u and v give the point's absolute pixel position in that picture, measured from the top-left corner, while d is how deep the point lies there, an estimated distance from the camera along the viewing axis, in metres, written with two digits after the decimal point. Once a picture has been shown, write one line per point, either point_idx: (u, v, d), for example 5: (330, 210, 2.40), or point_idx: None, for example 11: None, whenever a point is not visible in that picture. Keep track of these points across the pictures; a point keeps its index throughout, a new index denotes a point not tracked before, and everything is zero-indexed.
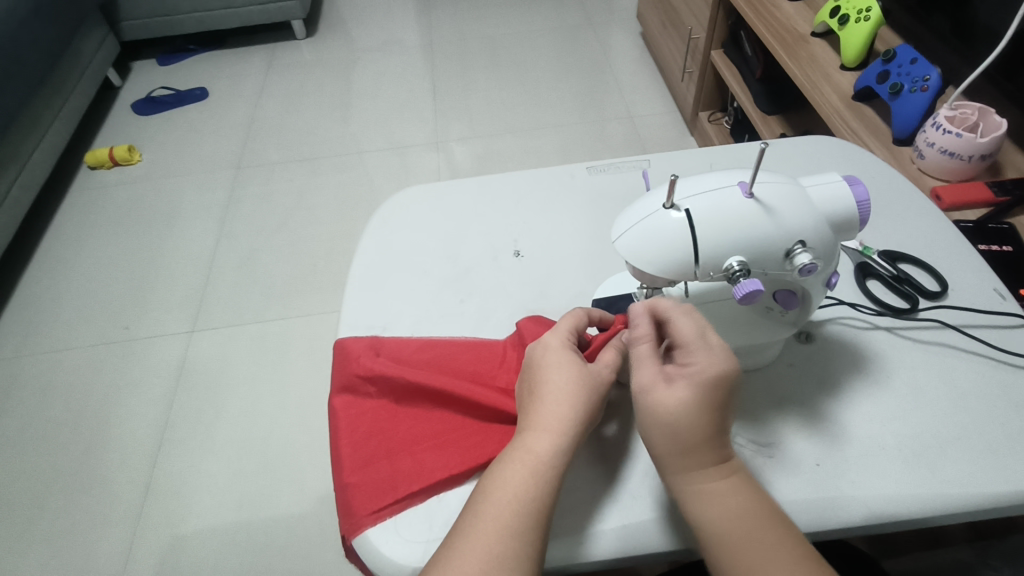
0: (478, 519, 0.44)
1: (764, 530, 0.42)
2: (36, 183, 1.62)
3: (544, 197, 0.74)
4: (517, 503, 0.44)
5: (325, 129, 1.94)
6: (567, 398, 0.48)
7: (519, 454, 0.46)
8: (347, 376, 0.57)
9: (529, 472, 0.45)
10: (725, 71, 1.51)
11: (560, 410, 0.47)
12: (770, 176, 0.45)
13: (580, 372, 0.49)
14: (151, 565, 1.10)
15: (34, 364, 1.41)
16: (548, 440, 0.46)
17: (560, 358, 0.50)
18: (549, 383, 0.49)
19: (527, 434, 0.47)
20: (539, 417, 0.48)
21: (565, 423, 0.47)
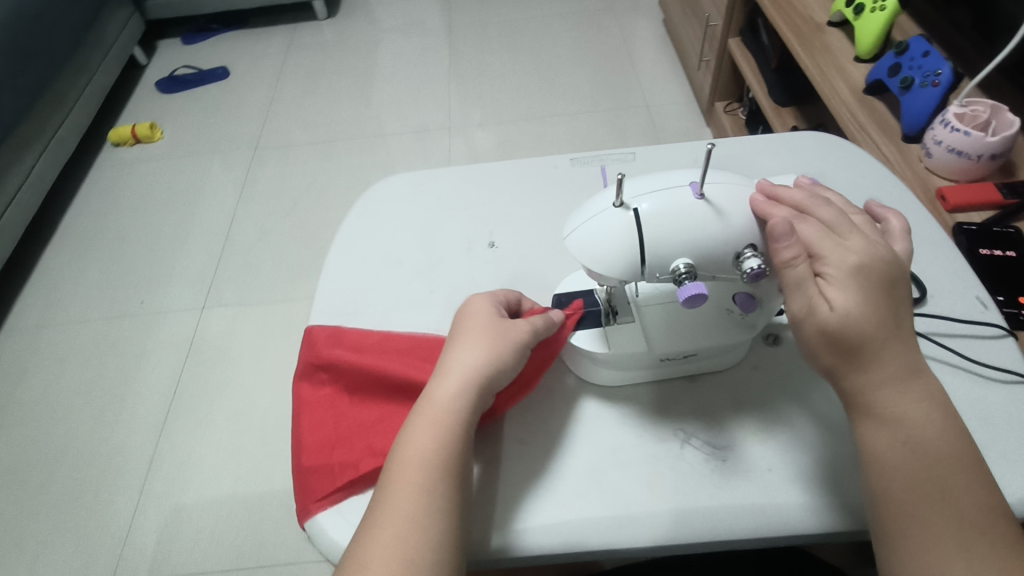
0: (393, 474, 0.45)
1: (942, 463, 0.40)
2: (60, 159, 1.67)
3: (524, 188, 0.73)
4: (423, 455, 0.45)
5: (341, 111, 1.95)
6: (472, 351, 0.49)
7: (425, 408, 0.47)
8: (309, 362, 0.59)
9: (434, 421, 0.46)
10: (741, 60, 1.48)
11: (467, 361, 0.49)
12: (723, 175, 0.45)
13: (494, 329, 0.51)
14: (153, 531, 1.15)
15: (54, 334, 1.47)
16: (449, 391, 0.47)
17: (475, 319, 0.52)
18: (456, 344, 0.50)
19: (434, 383, 0.49)
20: (443, 372, 0.49)
21: (470, 371, 0.48)
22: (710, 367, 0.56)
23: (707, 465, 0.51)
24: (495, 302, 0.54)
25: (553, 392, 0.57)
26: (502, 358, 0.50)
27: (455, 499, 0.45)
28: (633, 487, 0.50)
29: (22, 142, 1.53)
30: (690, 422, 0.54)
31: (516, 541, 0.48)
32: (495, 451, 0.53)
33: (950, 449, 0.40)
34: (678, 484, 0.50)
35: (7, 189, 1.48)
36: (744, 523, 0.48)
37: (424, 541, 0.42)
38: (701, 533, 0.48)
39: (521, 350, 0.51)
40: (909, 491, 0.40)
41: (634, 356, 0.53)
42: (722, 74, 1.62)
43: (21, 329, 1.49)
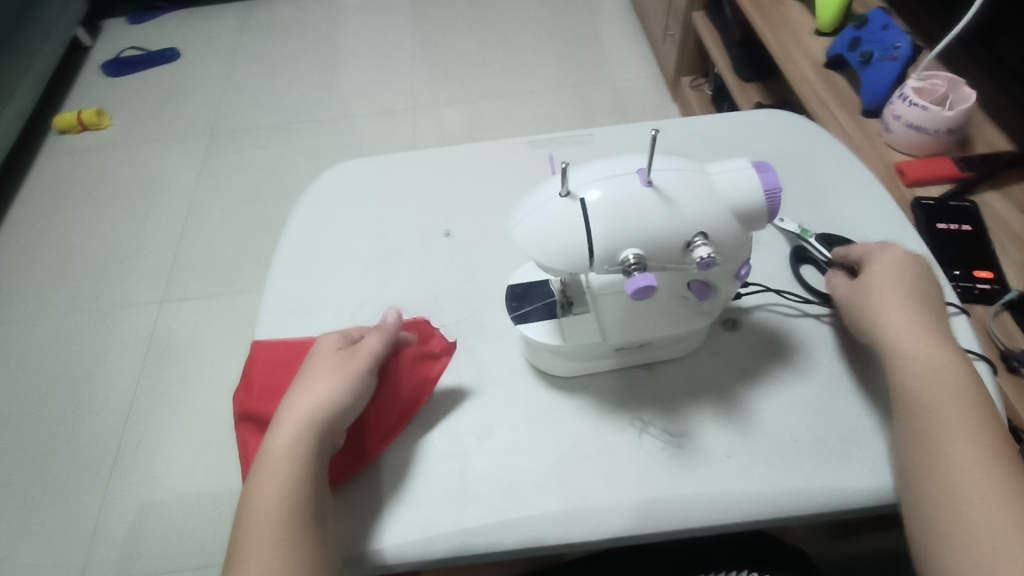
0: (247, 531, 0.43)
1: (997, 428, 0.44)
2: (3, 149, 1.59)
3: (480, 174, 0.71)
4: (271, 505, 0.43)
5: (303, 92, 1.89)
6: (318, 390, 0.49)
7: (266, 454, 0.46)
8: (255, 373, 0.56)
9: (277, 469, 0.45)
10: (707, 37, 1.46)
11: (312, 401, 0.48)
12: (671, 161, 0.43)
13: (339, 365, 0.50)
14: (119, 532, 1.12)
15: (6, 333, 1.41)
16: (291, 431, 0.46)
17: (322, 359, 0.51)
18: (304, 382, 0.50)
19: (275, 430, 0.47)
20: (288, 412, 0.48)
21: (314, 411, 0.47)
22: (667, 355, 0.56)
23: (666, 454, 0.51)
24: (347, 337, 0.54)
25: (515, 384, 0.56)
26: (348, 392, 0.49)
27: (316, 541, 0.43)
28: (589, 478, 0.50)
29: None
30: (648, 410, 0.54)
31: (474, 537, 0.48)
32: (455, 449, 0.53)
33: (993, 412, 0.45)
34: (636, 475, 0.50)
35: None
36: (703, 511, 0.48)
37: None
38: (660, 521, 0.48)
39: (370, 381, 0.51)
40: (978, 448, 0.42)
41: (588, 346, 0.52)
42: (687, 49, 1.60)
43: None
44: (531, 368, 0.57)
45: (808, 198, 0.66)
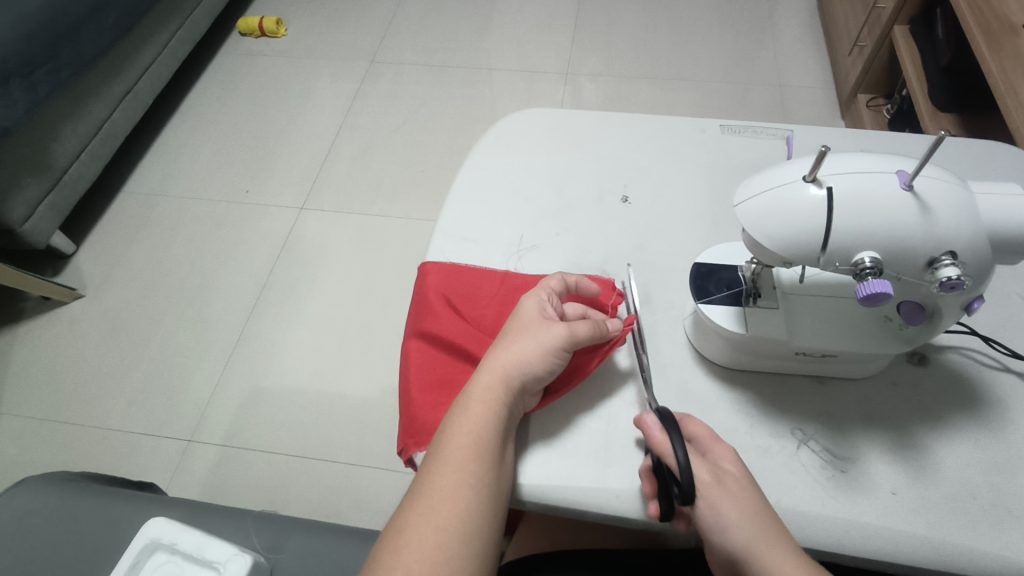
0: (439, 452, 0.47)
1: None
2: (192, 39, 1.72)
3: (667, 148, 0.69)
4: (461, 444, 0.47)
5: (460, 37, 1.90)
6: (518, 348, 0.51)
7: (467, 396, 0.49)
8: (432, 297, 0.60)
9: (475, 407, 0.49)
10: (905, 53, 1.34)
11: (510, 356, 0.51)
12: (936, 171, 0.40)
13: (539, 329, 0.52)
14: (231, 405, 1.23)
15: (167, 206, 1.56)
16: (490, 384, 0.50)
17: (524, 318, 0.53)
18: (509, 338, 0.53)
19: (478, 374, 0.51)
20: (489, 364, 0.51)
21: (512, 366, 0.50)
22: (846, 374, 0.53)
23: (825, 472, 0.49)
24: (548, 296, 0.55)
25: (673, 362, 0.55)
26: (541, 355, 0.51)
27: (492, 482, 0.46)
28: None
29: (163, 17, 1.56)
30: (811, 424, 0.51)
31: (615, 499, 0.48)
32: (607, 409, 0.53)
33: None
34: (787, 484, 0.48)
35: (143, 60, 1.53)
36: (853, 538, 0.46)
37: (462, 521, 0.45)
38: (810, 538, 0.46)
39: (561, 350, 0.51)
40: None
41: (769, 343, 0.50)
42: (875, 64, 1.47)
43: (138, 195, 1.59)
44: (696, 352, 0.56)
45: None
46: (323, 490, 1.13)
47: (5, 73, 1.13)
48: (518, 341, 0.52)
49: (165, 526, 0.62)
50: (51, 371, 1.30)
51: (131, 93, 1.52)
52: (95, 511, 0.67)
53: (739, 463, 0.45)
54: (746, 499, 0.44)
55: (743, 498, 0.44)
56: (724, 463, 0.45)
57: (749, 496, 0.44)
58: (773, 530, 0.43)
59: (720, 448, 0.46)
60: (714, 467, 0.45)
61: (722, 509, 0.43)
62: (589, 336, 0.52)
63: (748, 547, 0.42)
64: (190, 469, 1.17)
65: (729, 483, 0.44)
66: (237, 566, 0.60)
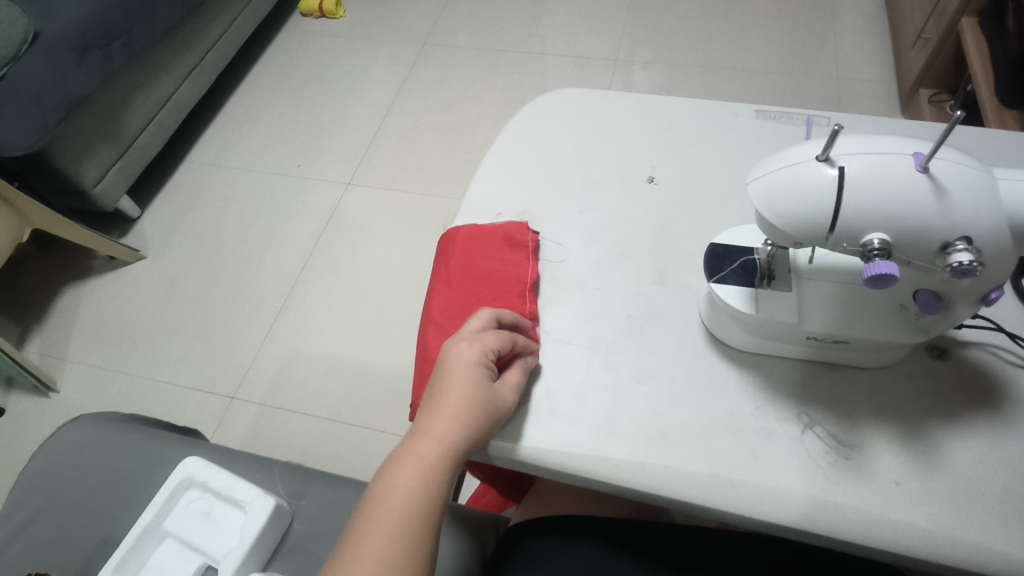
0: (368, 524, 0.47)
1: None
2: (257, 18, 1.79)
3: (698, 131, 0.69)
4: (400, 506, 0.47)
5: (514, 22, 1.91)
6: (457, 411, 0.49)
7: (410, 457, 0.49)
8: (459, 263, 0.63)
9: (412, 484, 0.48)
10: (972, 46, 1.27)
11: (449, 426, 0.49)
12: (958, 155, 0.39)
13: (481, 384, 0.50)
14: (272, 366, 1.30)
15: (224, 176, 1.64)
16: (435, 449, 0.49)
17: (459, 377, 0.50)
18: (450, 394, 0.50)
19: (413, 446, 0.49)
20: (433, 424, 0.49)
21: (449, 439, 0.48)
22: (860, 363, 0.52)
23: (829, 458, 0.49)
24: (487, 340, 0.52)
25: (682, 341, 0.56)
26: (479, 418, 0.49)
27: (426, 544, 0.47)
28: (739, 454, 0.49)
29: None
30: (819, 409, 0.51)
31: (613, 468, 0.49)
32: (611, 381, 0.54)
33: None
34: (789, 466, 0.48)
35: (210, 37, 1.60)
36: (848, 524, 0.46)
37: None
38: (802, 515, 0.46)
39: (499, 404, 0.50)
40: None
41: (779, 326, 0.50)
42: (942, 57, 1.40)
43: (198, 166, 1.67)
44: (707, 333, 0.56)
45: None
46: (351, 452, 1.18)
47: (85, 45, 1.21)
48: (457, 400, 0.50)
49: (198, 464, 0.67)
50: (114, 325, 1.40)
51: (197, 68, 1.60)
52: (140, 452, 0.72)
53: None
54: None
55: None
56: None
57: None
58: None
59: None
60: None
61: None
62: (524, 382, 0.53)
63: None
64: (232, 423, 1.24)
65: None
66: (261, 507, 0.64)
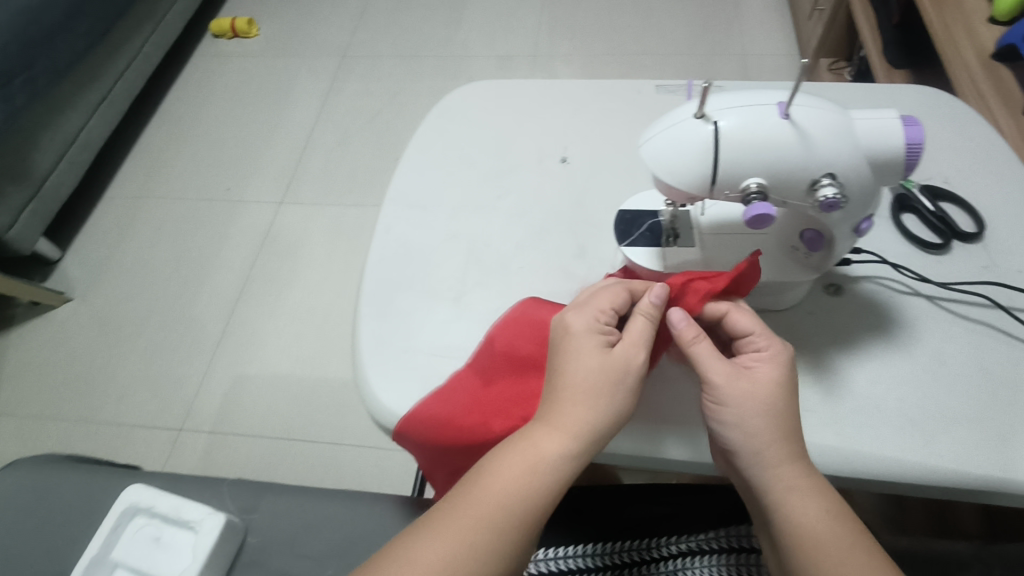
0: (483, 489, 0.45)
1: None
2: (166, 43, 1.74)
3: (604, 110, 0.72)
4: (522, 487, 0.44)
5: (432, 27, 1.92)
6: (585, 397, 0.46)
7: (531, 445, 0.45)
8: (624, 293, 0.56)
9: (528, 477, 0.44)
10: (859, 15, 1.37)
11: (577, 410, 0.45)
12: (816, 100, 0.43)
13: (598, 351, 0.47)
14: (219, 393, 1.27)
15: (149, 206, 1.59)
16: (559, 440, 0.45)
17: (583, 344, 0.47)
18: (578, 360, 0.47)
19: (534, 433, 0.46)
20: (559, 413, 0.46)
21: (581, 422, 0.45)
22: (766, 306, 0.56)
23: None
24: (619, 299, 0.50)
25: None
26: (607, 409, 0.46)
27: (531, 527, 0.44)
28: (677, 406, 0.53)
29: (135, 23, 1.58)
30: None
31: None
32: None
33: None
34: None
35: (118, 66, 1.55)
36: None
37: (487, 554, 0.43)
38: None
39: (627, 384, 0.46)
40: None
41: None
42: (834, 28, 1.50)
43: (119, 199, 1.62)
44: None
45: (931, 166, 0.64)
46: (310, 466, 1.16)
47: None
48: (572, 387, 0.46)
49: (142, 491, 0.67)
50: (44, 372, 1.34)
51: (107, 98, 1.54)
52: (77, 488, 0.70)
53: (775, 374, 0.46)
54: (762, 406, 0.45)
55: (760, 398, 0.45)
56: (750, 333, 0.48)
57: (768, 397, 0.45)
58: (786, 459, 0.45)
59: (764, 335, 0.48)
60: (755, 362, 0.47)
61: (726, 409, 0.46)
62: (646, 336, 0.48)
63: (746, 449, 0.45)
64: (181, 456, 1.21)
65: (761, 379, 0.46)
66: (212, 524, 0.64)
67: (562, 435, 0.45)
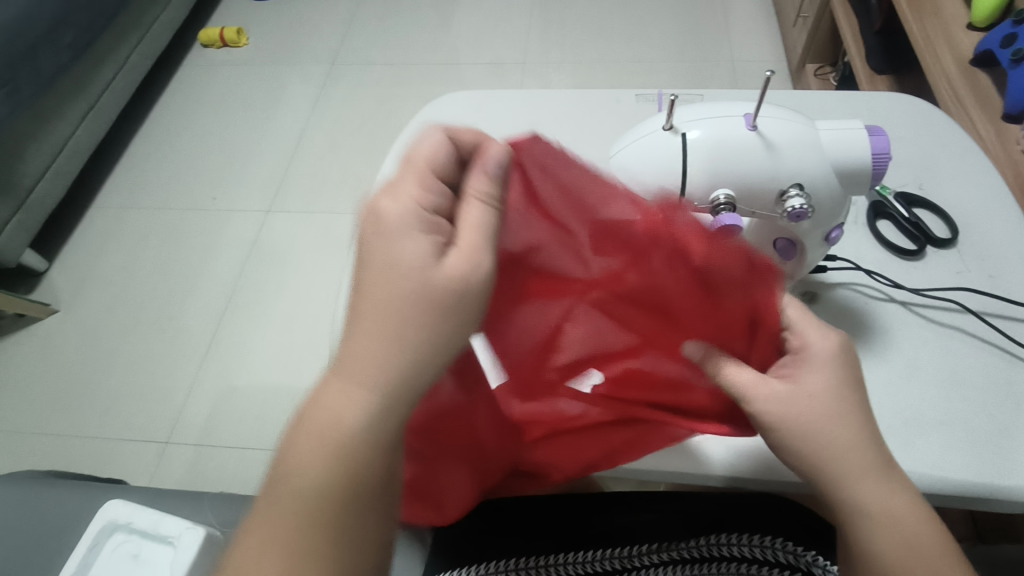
0: (289, 463, 0.37)
1: None
2: (154, 53, 1.73)
3: (585, 119, 0.73)
4: (323, 449, 0.37)
5: (422, 34, 1.93)
6: (386, 323, 0.37)
7: (327, 400, 0.37)
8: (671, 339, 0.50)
9: (329, 437, 0.37)
10: (842, 21, 1.38)
11: (374, 342, 0.37)
12: (781, 111, 0.44)
13: (407, 254, 0.37)
14: (206, 404, 1.26)
15: (136, 217, 1.59)
16: (353, 387, 0.37)
17: (387, 248, 0.38)
18: (383, 271, 0.38)
19: (327, 387, 0.38)
20: (353, 353, 0.37)
21: (383, 359, 0.37)
22: None
23: None
24: (432, 188, 0.40)
25: None
26: (407, 337, 0.37)
27: (342, 496, 0.37)
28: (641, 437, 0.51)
29: (120, 33, 1.58)
30: None
31: None
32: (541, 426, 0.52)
33: None
34: None
35: (104, 76, 1.55)
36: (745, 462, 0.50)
37: (296, 534, 0.36)
38: (734, 468, 0.51)
39: (459, 300, 0.37)
40: None
41: None
42: (818, 34, 1.52)
43: (106, 210, 1.61)
44: None
45: (906, 172, 0.65)
46: None
47: None
48: (368, 314, 0.37)
49: (120, 507, 0.66)
50: (29, 385, 1.33)
51: (93, 109, 1.54)
52: (56, 505, 0.69)
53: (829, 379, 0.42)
54: (819, 421, 0.41)
55: (814, 410, 0.41)
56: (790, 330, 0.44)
57: (825, 408, 0.41)
58: (866, 468, 0.40)
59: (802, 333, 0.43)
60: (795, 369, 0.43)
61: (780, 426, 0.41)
62: (484, 225, 0.39)
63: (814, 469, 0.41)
64: (168, 468, 1.20)
65: (814, 389, 0.41)
66: (190, 539, 0.63)
67: (352, 381, 0.37)
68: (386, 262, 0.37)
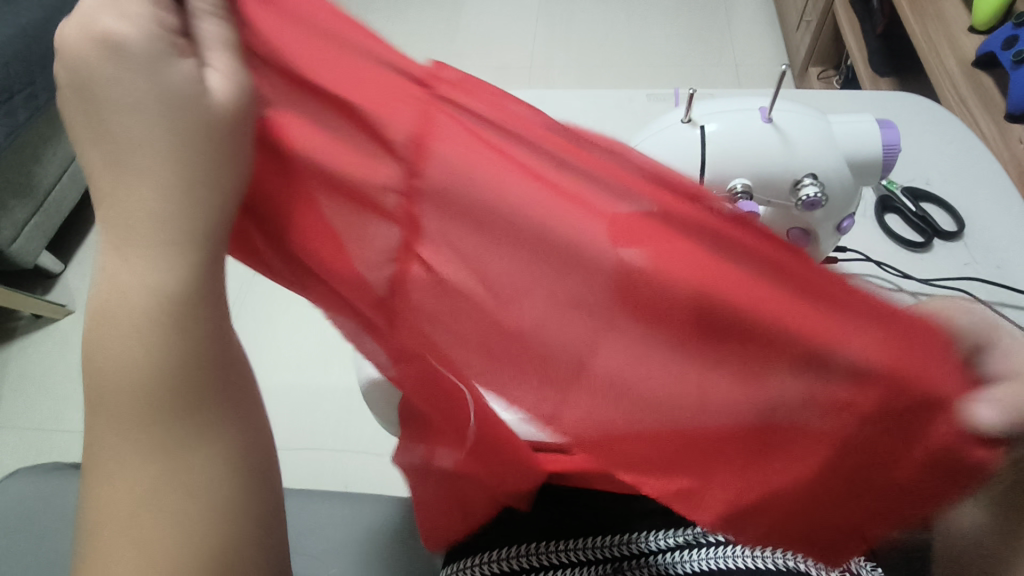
0: (104, 370, 0.33)
1: None
2: None
3: (599, 117, 0.75)
4: (133, 339, 0.32)
5: (430, 40, 1.96)
6: (145, 176, 0.32)
7: (119, 280, 0.33)
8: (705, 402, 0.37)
9: (137, 321, 0.32)
10: (845, 24, 1.40)
11: (140, 200, 0.32)
12: (795, 106, 0.47)
13: (146, 92, 0.32)
14: None
15: None
16: (146, 258, 0.32)
17: (110, 87, 0.32)
18: (116, 116, 0.32)
19: (112, 265, 0.33)
20: (131, 222, 0.32)
21: (156, 218, 0.32)
22: None
23: None
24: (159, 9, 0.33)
25: None
26: (204, 191, 0.33)
27: (179, 382, 0.33)
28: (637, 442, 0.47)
29: None
30: None
31: None
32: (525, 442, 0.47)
33: None
34: None
35: None
36: None
37: (136, 443, 0.33)
38: None
39: (229, 139, 0.33)
40: None
41: None
42: (821, 37, 1.54)
43: None
44: None
45: (913, 168, 0.67)
46: None
47: None
48: (146, 161, 0.32)
49: None
50: (44, 383, 1.35)
51: None
52: None
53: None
54: None
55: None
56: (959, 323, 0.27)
57: None
58: None
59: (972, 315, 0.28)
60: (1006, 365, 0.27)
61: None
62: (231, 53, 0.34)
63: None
64: None
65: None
66: None
67: (150, 243, 0.32)
68: (140, 93, 0.32)
